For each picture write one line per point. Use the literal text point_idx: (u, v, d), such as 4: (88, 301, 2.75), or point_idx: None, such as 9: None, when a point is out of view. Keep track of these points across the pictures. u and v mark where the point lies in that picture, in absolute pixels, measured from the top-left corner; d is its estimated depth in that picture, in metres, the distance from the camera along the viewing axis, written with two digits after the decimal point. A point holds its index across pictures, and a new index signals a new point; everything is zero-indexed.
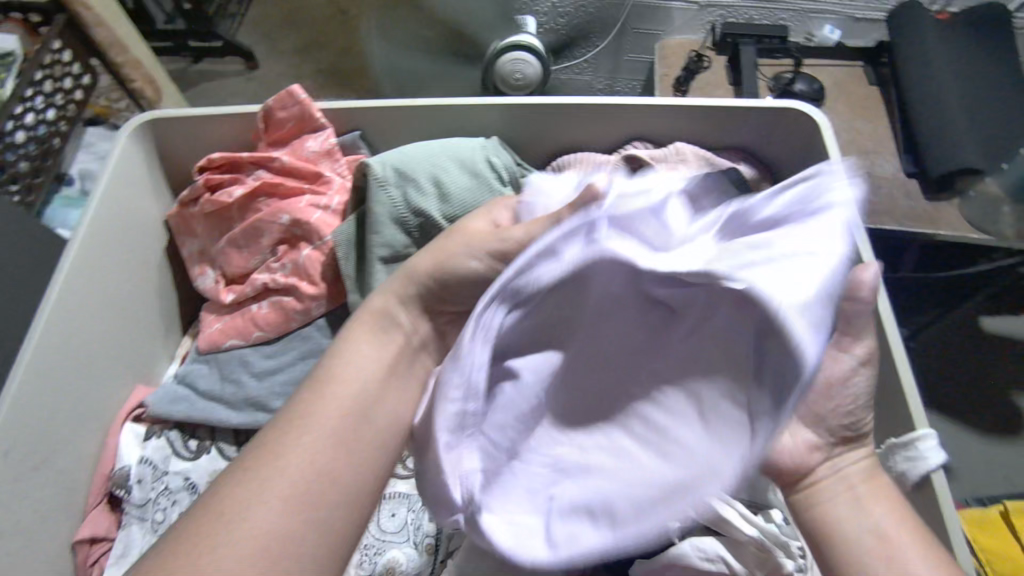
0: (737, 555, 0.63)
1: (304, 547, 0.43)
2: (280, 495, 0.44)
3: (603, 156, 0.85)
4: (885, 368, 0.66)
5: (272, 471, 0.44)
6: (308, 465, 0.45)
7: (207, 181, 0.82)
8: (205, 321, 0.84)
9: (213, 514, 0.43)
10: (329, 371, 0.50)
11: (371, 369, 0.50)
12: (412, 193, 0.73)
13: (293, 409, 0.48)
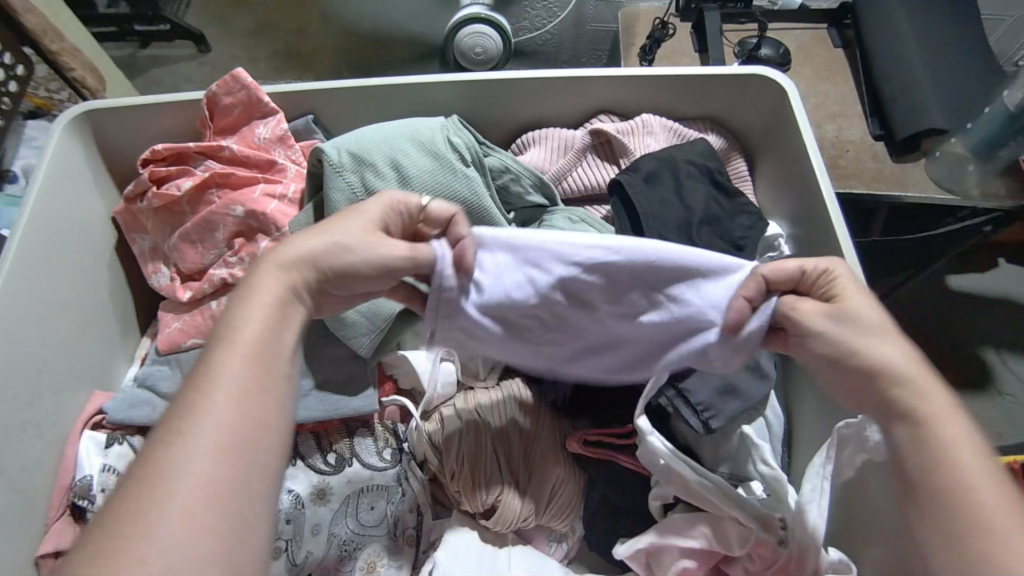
0: (717, 531, 0.67)
1: (248, 486, 0.42)
2: (211, 444, 0.42)
3: (567, 132, 0.83)
4: None
5: (194, 424, 0.43)
6: (228, 410, 0.44)
7: (152, 174, 0.77)
8: (163, 321, 0.81)
9: (145, 482, 0.40)
10: (228, 326, 0.48)
11: (263, 323, 0.49)
12: (370, 178, 0.70)
13: (202, 366, 0.46)
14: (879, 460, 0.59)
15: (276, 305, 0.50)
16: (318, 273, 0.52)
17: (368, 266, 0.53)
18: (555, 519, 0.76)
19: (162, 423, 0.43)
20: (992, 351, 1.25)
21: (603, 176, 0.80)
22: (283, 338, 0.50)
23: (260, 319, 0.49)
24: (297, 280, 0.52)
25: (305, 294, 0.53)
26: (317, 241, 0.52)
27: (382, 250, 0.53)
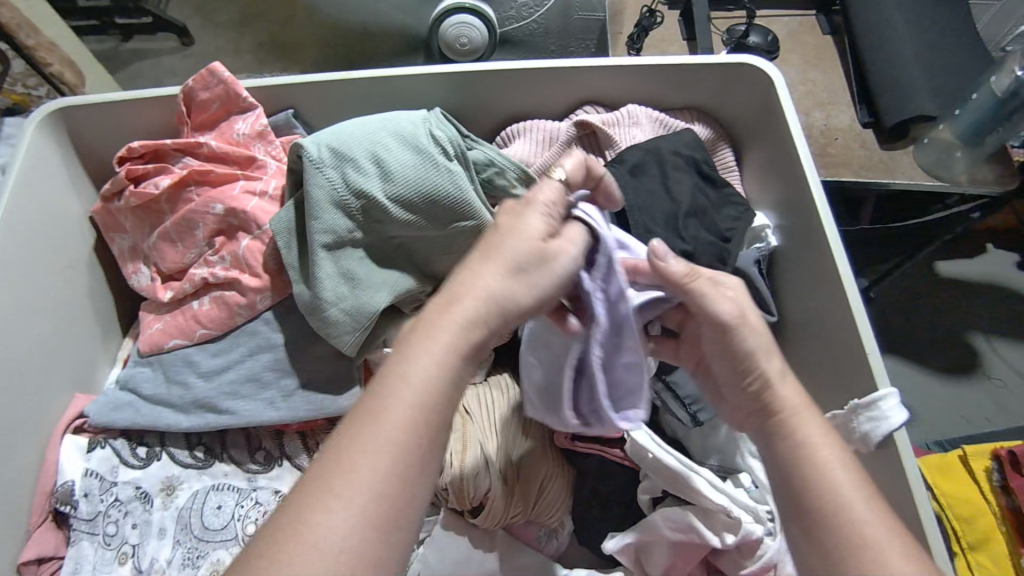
0: (707, 523, 0.66)
1: (379, 556, 0.41)
2: (361, 512, 0.41)
3: (552, 124, 0.81)
4: (846, 326, 0.66)
5: (347, 475, 0.42)
6: (384, 479, 0.42)
7: (129, 172, 0.76)
8: (144, 322, 0.79)
9: (294, 523, 0.40)
10: (395, 371, 0.45)
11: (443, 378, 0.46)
12: (351, 173, 0.69)
13: (366, 411, 0.44)
14: (867, 452, 0.59)
15: (452, 357, 0.46)
16: (485, 323, 0.48)
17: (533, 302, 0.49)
18: (544, 514, 0.75)
19: (318, 475, 0.42)
20: (981, 337, 1.25)
21: None
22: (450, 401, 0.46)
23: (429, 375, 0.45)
24: (476, 325, 0.47)
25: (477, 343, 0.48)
26: (492, 280, 0.48)
27: (533, 283, 0.49)
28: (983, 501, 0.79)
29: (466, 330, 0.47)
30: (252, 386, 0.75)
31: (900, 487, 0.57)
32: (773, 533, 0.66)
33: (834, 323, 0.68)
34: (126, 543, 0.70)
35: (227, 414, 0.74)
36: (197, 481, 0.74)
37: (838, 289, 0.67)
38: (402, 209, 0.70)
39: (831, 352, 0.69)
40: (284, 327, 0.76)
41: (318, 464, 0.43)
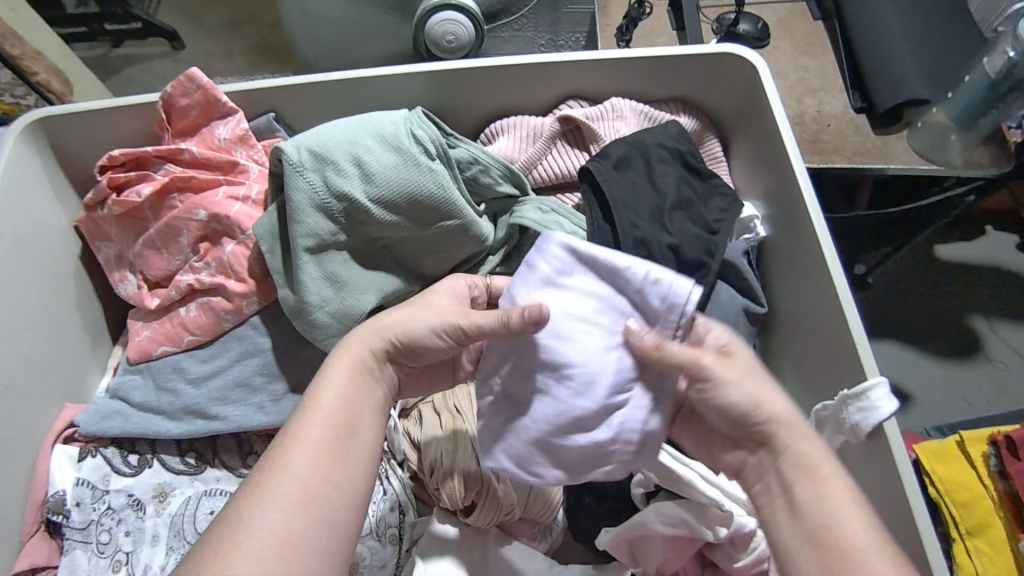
0: (699, 516, 0.66)
1: (312, 546, 0.47)
2: (285, 507, 0.48)
3: (536, 120, 0.81)
4: (836, 316, 0.65)
5: (280, 477, 0.49)
6: (306, 480, 0.50)
7: (111, 181, 0.75)
8: (132, 330, 0.79)
9: (235, 522, 0.47)
10: (310, 399, 0.54)
11: (354, 396, 0.56)
12: (332, 176, 0.68)
13: (291, 428, 0.52)
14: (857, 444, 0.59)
15: (357, 377, 0.57)
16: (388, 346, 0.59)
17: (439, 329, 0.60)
18: (537, 511, 0.75)
19: (241, 494, 0.49)
20: (981, 319, 1.24)
21: (572, 163, 0.79)
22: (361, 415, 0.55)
23: (343, 394, 0.55)
24: (380, 347, 0.59)
25: (381, 363, 0.59)
26: (393, 315, 0.60)
27: (433, 314, 0.60)
28: (981, 487, 0.78)
29: (374, 351, 0.59)
30: (234, 393, 0.75)
31: (891, 478, 0.56)
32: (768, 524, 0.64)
33: (825, 313, 0.67)
34: (120, 550, 0.70)
35: (216, 420, 0.74)
36: (189, 487, 0.74)
37: (826, 279, 0.66)
38: (384, 211, 0.70)
39: (821, 343, 0.68)
40: (272, 332, 0.76)
41: (244, 486, 0.49)
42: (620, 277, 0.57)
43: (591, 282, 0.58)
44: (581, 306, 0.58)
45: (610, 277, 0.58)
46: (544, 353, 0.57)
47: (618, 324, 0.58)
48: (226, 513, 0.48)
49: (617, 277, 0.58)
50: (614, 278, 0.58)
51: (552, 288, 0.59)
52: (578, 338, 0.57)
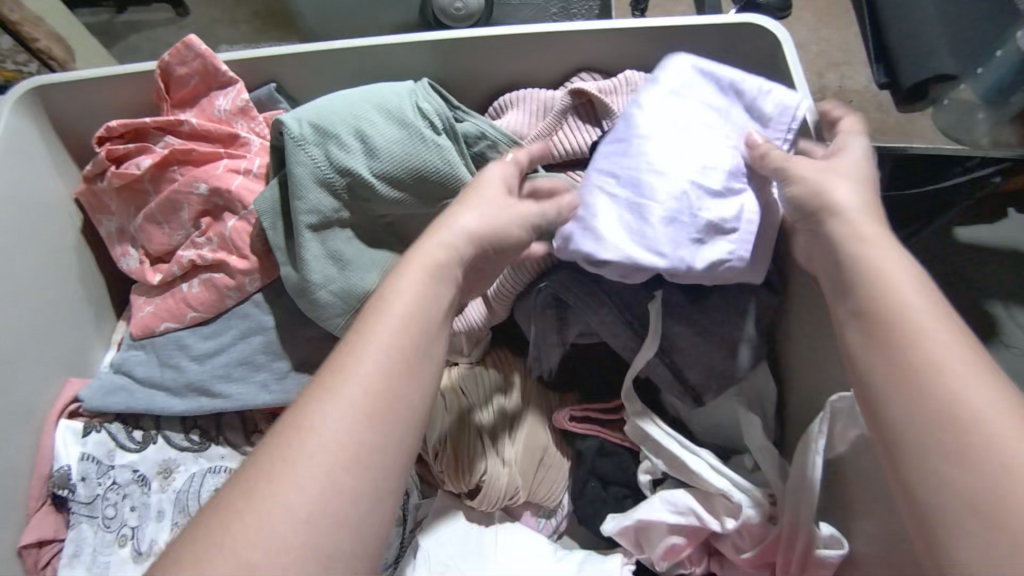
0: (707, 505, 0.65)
1: (347, 501, 0.42)
2: (348, 424, 0.44)
3: (546, 93, 0.78)
4: None
5: (322, 416, 0.44)
6: (369, 390, 0.45)
7: (109, 153, 0.74)
8: (135, 305, 0.78)
9: (262, 473, 0.43)
10: (374, 307, 0.50)
11: (427, 307, 0.50)
12: (334, 150, 0.66)
13: (342, 350, 0.47)
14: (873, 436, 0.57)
15: (428, 283, 0.51)
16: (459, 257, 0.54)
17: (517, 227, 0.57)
18: (543, 496, 0.75)
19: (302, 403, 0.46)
20: (1000, 304, 1.21)
21: (585, 140, 0.74)
22: (430, 320, 0.50)
23: (413, 300, 0.50)
24: (443, 264, 0.53)
25: (452, 269, 0.53)
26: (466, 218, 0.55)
27: (491, 214, 0.56)
28: None
29: (444, 257, 0.53)
30: (237, 370, 0.74)
31: None
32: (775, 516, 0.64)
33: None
34: (126, 525, 0.70)
35: (220, 397, 0.73)
36: (193, 463, 0.74)
37: None
38: (389, 186, 0.68)
39: None
40: (275, 309, 0.75)
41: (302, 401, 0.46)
42: (704, 117, 0.63)
43: (711, 106, 0.63)
44: (677, 142, 0.60)
45: (698, 114, 0.62)
46: (650, 185, 0.58)
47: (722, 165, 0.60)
48: (284, 429, 0.44)
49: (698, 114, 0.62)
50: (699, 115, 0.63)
51: (647, 133, 0.61)
52: (678, 170, 0.59)
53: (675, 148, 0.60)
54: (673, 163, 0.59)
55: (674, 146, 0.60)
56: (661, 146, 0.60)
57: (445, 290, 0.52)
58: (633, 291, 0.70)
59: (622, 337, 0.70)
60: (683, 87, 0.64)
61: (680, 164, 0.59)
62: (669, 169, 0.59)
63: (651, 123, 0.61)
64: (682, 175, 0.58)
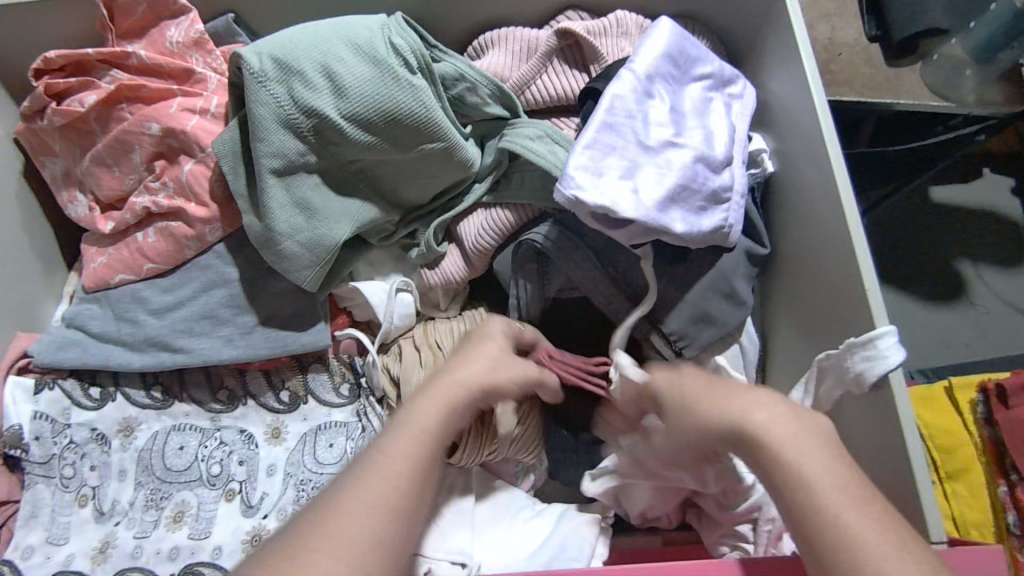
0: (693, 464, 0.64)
1: None
2: (381, 507, 0.43)
3: (529, 32, 0.73)
4: (846, 259, 0.61)
5: (349, 526, 0.41)
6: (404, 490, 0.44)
7: (49, 87, 0.67)
8: (86, 256, 0.73)
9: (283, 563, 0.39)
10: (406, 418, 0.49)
11: (443, 430, 0.50)
12: (299, 88, 0.61)
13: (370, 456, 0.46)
14: (859, 394, 0.56)
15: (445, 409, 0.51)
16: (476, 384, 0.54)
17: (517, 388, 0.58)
18: (520, 451, 0.73)
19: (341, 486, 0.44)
20: (967, 262, 1.13)
21: (571, 84, 0.71)
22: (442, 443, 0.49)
23: (433, 420, 0.49)
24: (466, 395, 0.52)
25: (470, 402, 0.53)
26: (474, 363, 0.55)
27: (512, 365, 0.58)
28: (965, 432, 0.78)
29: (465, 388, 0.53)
30: (199, 325, 0.70)
31: (890, 432, 0.54)
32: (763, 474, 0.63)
33: (834, 257, 0.63)
34: (85, 485, 0.67)
35: (181, 353, 0.70)
36: (156, 422, 0.70)
37: (838, 220, 0.62)
38: (360, 130, 0.63)
39: (827, 288, 0.65)
40: (239, 261, 0.70)
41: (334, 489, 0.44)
42: (681, 96, 0.67)
43: (686, 81, 0.68)
44: (663, 116, 0.64)
45: (675, 90, 0.66)
46: (645, 163, 0.61)
47: (700, 142, 0.65)
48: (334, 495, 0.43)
49: (675, 91, 0.66)
50: (675, 92, 0.66)
51: (641, 102, 0.63)
52: (668, 148, 0.63)
53: (663, 122, 0.64)
54: (663, 137, 0.63)
55: (662, 121, 0.64)
56: (651, 117, 0.64)
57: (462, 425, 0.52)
58: (614, 248, 0.68)
59: (605, 294, 0.68)
60: (665, 54, 0.66)
61: (669, 138, 0.63)
62: (661, 146, 0.63)
63: (643, 92, 0.64)
64: (672, 154, 0.63)
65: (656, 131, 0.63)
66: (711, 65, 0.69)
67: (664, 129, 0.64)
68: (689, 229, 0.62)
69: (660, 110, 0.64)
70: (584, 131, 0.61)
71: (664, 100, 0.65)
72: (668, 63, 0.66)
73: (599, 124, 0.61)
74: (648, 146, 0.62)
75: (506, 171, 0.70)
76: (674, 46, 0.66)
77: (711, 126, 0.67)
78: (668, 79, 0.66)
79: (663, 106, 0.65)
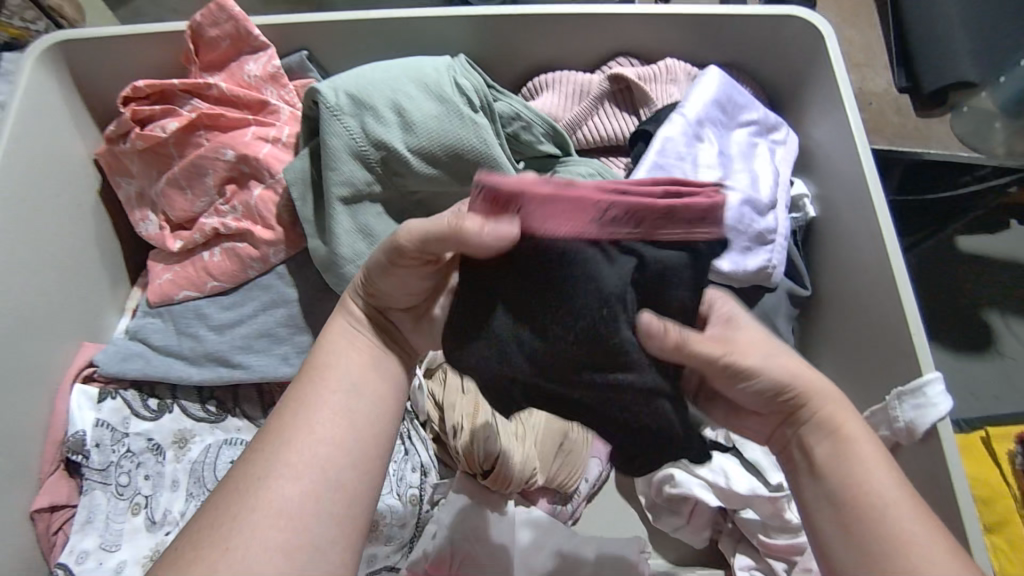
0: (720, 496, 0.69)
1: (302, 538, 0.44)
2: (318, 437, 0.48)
3: (583, 76, 0.76)
4: (891, 306, 0.63)
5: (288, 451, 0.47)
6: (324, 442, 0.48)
7: (134, 113, 0.71)
8: (153, 272, 0.77)
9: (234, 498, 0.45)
10: (318, 369, 0.51)
11: (353, 366, 0.52)
12: (370, 122, 0.65)
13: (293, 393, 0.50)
14: (907, 440, 0.57)
15: (341, 341, 0.53)
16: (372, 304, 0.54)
17: (413, 288, 0.52)
18: (558, 476, 0.73)
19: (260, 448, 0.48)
20: (996, 313, 1.10)
21: (621, 126, 0.74)
22: (343, 371, 0.51)
23: (336, 353, 0.52)
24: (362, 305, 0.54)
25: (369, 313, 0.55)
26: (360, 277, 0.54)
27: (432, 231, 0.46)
28: (1005, 486, 0.77)
29: (356, 310, 0.54)
30: (257, 342, 0.73)
31: (938, 478, 0.55)
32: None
33: (878, 302, 0.65)
34: (139, 494, 0.69)
35: (239, 368, 0.72)
36: (210, 435, 0.73)
37: (883, 267, 0.64)
38: (423, 162, 0.66)
39: (870, 334, 0.66)
40: (298, 282, 0.73)
41: (254, 456, 0.47)
42: (726, 140, 0.69)
43: (732, 126, 0.70)
44: (711, 159, 0.67)
45: (721, 135, 0.69)
46: None
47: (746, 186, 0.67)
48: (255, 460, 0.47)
49: (722, 136, 0.69)
50: (722, 137, 0.69)
51: (689, 145, 0.66)
52: None
53: (710, 164, 0.67)
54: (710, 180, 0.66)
55: (710, 164, 0.67)
56: (699, 160, 0.66)
57: (374, 345, 0.54)
58: None
59: None
60: (713, 100, 0.69)
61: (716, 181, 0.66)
62: None
63: (692, 136, 0.66)
64: None
65: (702, 173, 0.66)
66: (757, 112, 0.72)
67: (710, 171, 0.66)
68: (732, 268, 0.64)
69: (708, 154, 0.67)
70: (637, 171, 0.64)
71: (711, 144, 0.68)
72: (716, 109, 0.69)
73: (651, 164, 0.63)
74: None
75: None
76: (723, 93, 0.69)
77: (756, 169, 0.69)
78: (716, 124, 0.69)
79: (710, 150, 0.67)
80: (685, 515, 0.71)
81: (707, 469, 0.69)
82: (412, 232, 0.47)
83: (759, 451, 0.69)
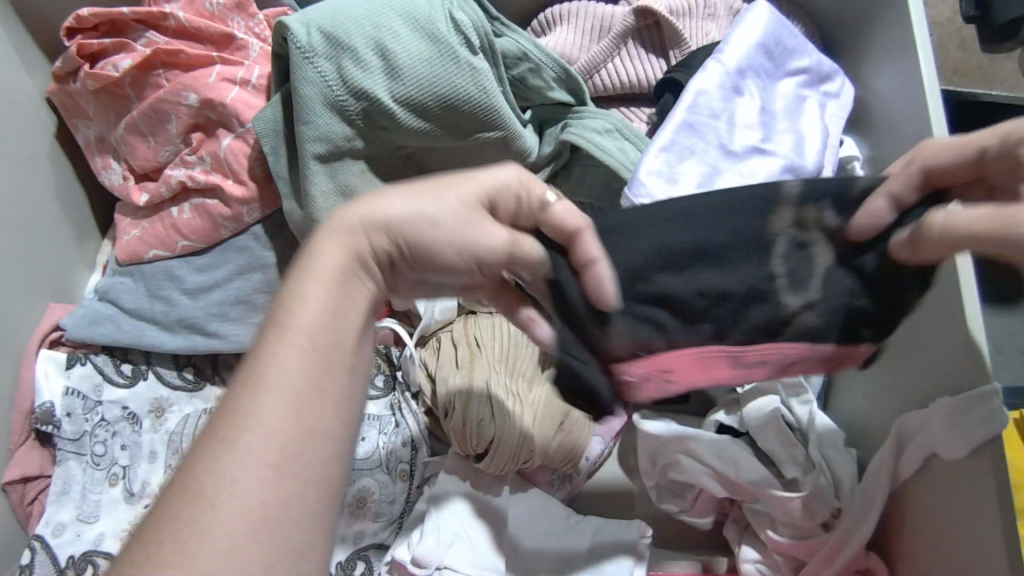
0: (726, 484, 0.64)
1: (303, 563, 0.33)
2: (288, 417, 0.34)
3: (602, 8, 0.66)
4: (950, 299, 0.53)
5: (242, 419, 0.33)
6: (286, 425, 0.33)
7: (81, 48, 0.63)
8: (120, 227, 0.70)
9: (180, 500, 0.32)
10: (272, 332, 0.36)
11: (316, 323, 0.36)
12: (349, 66, 0.55)
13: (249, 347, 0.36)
14: (955, 457, 0.51)
15: (340, 292, 0.38)
16: (398, 240, 0.39)
17: (454, 249, 0.40)
18: (555, 460, 0.69)
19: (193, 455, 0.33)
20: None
21: (647, 71, 0.64)
22: (348, 340, 0.37)
23: (313, 331, 0.36)
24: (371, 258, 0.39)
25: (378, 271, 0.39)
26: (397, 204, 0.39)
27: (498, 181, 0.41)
28: None
29: (362, 265, 0.39)
30: (235, 309, 0.67)
31: (983, 497, 0.49)
32: (837, 514, 0.61)
33: (935, 297, 0.55)
34: (116, 464, 0.66)
35: (215, 337, 0.67)
36: (188, 404, 0.69)
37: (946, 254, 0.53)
38: (412, 115, 0.56)
39: (918, 332, 0.57)
40: (278, 244, 0.67)
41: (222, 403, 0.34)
42: (776, 91, 0.60)
43: (783, 69, 0.61)
44: (752, 115, 0.58)
45: (766, 84, 0.60)
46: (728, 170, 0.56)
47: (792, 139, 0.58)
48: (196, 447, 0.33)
49: (770, 84, 0.60)
50: (767, 85, 0.60)
51: (724, 100, 0.58)
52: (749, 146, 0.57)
53: (747, 120, 0.58)
54: (745, 138, 0.57)
55: (746, 125, 0.58)
56: (732, 107, 0.58)
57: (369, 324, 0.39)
58: None
59: None
60: (751, 35, 0.59)
61: (755, 135, 0.57)
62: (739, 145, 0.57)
63: (726, 86, 0.58)
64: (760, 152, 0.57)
65: (745, 129, 0.58)
66: (809, 58, 0.61)
67: (750, 125, 0.58)
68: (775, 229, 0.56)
69: (746, 107, 0.58)
70: (659, 134, 0.57)
71: (752, 103, 0.58)
72: (761, 44, 0.59)
73: (678, 123, 0.56)
74: (731, 151, 0.57)
75: (565, 163, 0.64)
76: (771, 37, 0.60)
77: (805, 127, 0.59)
78: (762, 69, 0.59)
79: (748, 101, 0.58)
80: (689, 499, 0.68)
81: (716, 457, 0.64)
82: (510, 176, 0.41)
83: (775, 441, 0.64)
